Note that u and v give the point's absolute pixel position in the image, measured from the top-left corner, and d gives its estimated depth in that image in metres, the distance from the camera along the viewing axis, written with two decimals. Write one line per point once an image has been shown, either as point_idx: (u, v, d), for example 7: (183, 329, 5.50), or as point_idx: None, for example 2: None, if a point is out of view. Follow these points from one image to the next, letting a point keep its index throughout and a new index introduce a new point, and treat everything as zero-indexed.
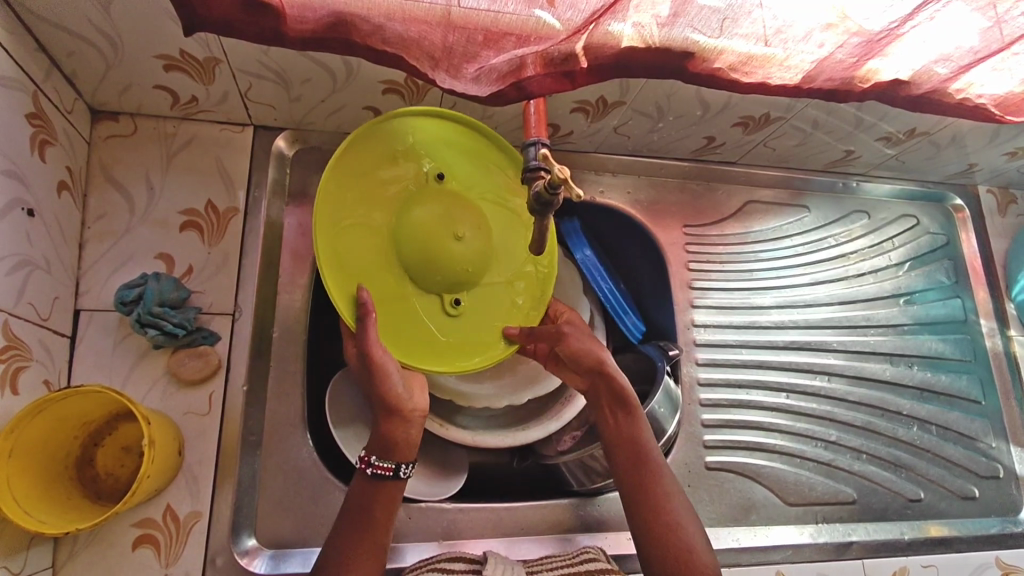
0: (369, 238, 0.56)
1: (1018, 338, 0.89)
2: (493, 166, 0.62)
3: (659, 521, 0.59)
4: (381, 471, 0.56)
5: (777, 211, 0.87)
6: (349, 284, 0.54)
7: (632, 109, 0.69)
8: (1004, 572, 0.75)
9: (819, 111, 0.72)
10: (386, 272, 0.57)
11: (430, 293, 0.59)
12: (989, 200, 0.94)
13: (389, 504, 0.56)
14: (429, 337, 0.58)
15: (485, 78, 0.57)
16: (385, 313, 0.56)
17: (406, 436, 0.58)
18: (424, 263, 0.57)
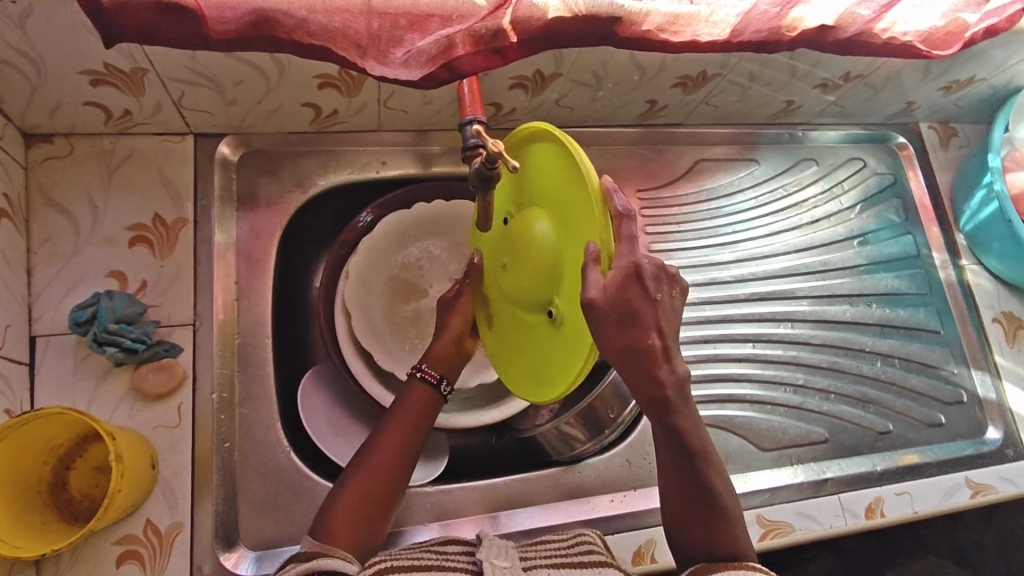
0: (498, 304, 0.61)
1: (970, 267, 0.91)
2: (538, 156, 0.52)
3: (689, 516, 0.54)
4: (427, 377, 0.62)
5: (727, 167, 0.88)
6: (497, 348, 0.61)
7: (570, 80, 0.70)
8: (974, 491, 0.79)
9: (753, 64, 0.73)
10: (513, 329, 0.58)
11: (542, 316, 0.54)
12: (932, 136, 0.96)
13: (428, 409, 0.61)
14: (550, 362, 0.52)
15: (415, 61, 0.57)
16: (523, 362, 0.57)
17: (454, 361, 0.64)
18: (519, 301, 0.55)
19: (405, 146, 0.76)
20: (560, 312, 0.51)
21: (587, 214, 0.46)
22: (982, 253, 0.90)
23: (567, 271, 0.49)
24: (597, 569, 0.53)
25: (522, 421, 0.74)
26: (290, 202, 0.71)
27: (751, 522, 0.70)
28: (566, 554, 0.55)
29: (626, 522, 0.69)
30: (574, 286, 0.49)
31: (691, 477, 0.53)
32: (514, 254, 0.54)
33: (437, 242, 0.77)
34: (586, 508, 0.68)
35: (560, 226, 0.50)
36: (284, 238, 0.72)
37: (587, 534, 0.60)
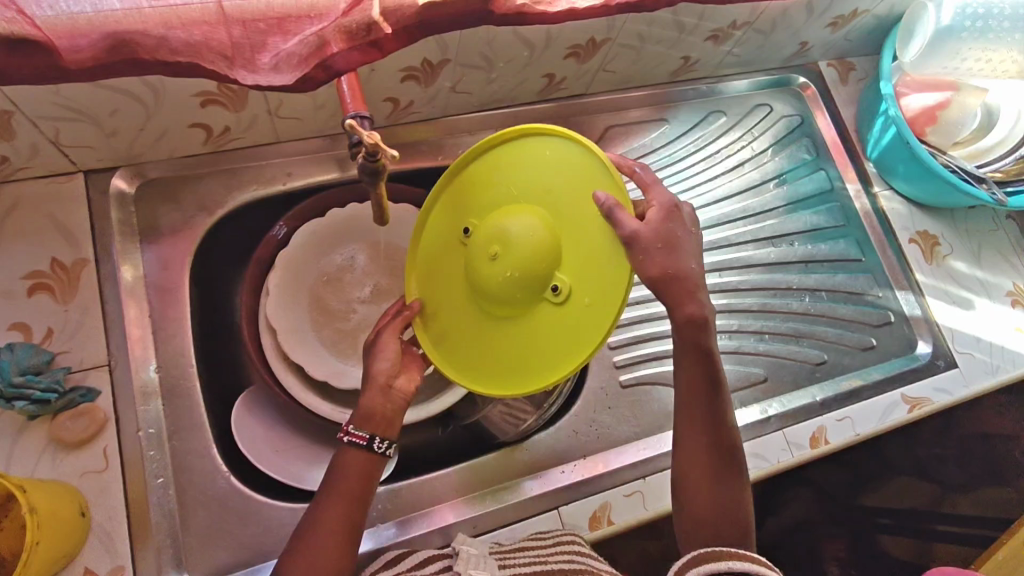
0: (461, 313, 0.61)
1: (883, 194, 0.93)
2: (506, 164, 0.59)
3: (698, 485, 0.60)
4: (356, 439, 0.58)
5: (637, 130, 0.90)
6: (464, 354, 0.60)
7: (460, 65, 0.70)
8: (911, 407, 0.82)
9: (639, 25, 0.74)
10: (499, 336, 0.59)
11: (537, 303, 0.57)
12: (832, 72, 0.98)
13: (365, 476, 0.58)
14: (573, 338, 0.55)
15: (286, 64, 0.55)
16: (512, 358, 0.58)
17: (386, 412, 0.60)
18: (502, 298, 0.57)
19: (308, 154, 0.75)
20: (565, 286, 0.56)
21: (599, 188, 0.55)
22: (892, 178, 0.92)
23: (569, 246, 0.56)
24: None
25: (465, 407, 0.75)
26: (197, 226, 0.69)
27: None
28: (548, 559, 0.58)
29: (579, 490, 0.69)
30: (580, 258, 0.56)
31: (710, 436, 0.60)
32: (494, 251, 0.56)
33: (358, 247, 0.77)
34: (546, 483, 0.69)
35: (552, 211, 0.57)
36: (196, 264, 0.70)
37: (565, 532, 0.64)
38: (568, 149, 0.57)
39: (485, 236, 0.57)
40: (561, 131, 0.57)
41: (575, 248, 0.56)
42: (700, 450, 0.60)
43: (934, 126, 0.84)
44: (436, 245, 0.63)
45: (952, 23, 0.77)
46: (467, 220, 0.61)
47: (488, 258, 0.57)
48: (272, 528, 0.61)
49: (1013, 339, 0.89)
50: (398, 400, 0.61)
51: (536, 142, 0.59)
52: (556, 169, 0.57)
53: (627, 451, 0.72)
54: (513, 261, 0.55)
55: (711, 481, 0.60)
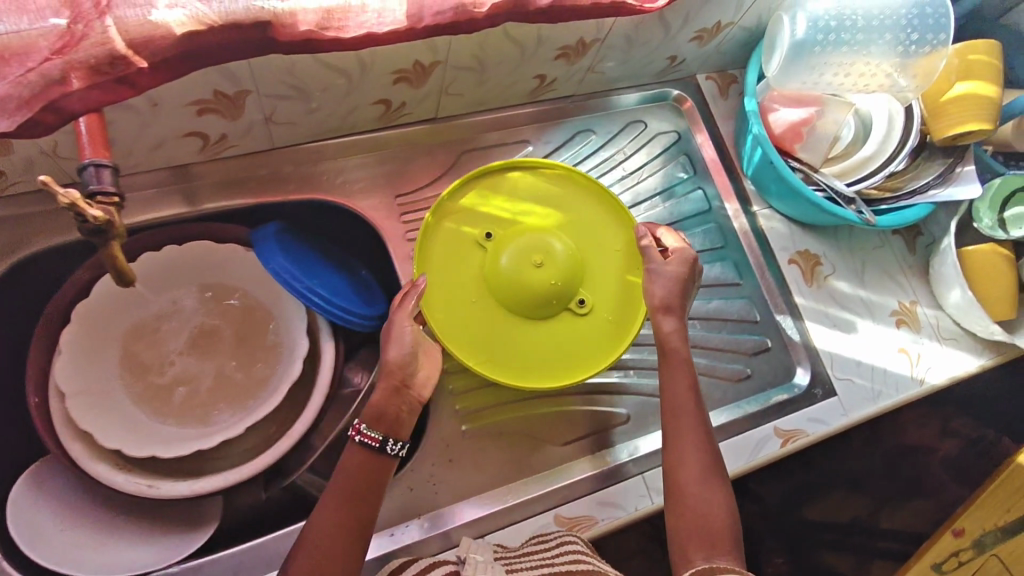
0: (477, 311, 0.73)
1: (762, 213, 0.89)
2: (532, 191, 0.77)
3: (690, 497, 0.63)
4: (368, 441, 0.59)
5: (496, 154, 0.84)
6: (482, 346, 0.72)
7: (266, 96, 0.64)
8: (783, 440, 0.78)
9: (469, 45, 0.69)
10: (519, 334, 0.73)
11: (561, 311, 0.74)
12: (710, 86, 0.94)
13: (375, 480, 0.59)
14: (593, 340, 0.74)
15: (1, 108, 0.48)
16: (532, 353, 0.72)
17: (398, 413, 0.62)
18: (532, 301, 0.72)
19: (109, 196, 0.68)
20: (589, 300, 0.75)
21: (626, 228, 0.77)
22: (769, 197, 0.88)
23: (589, 270, 0.76)
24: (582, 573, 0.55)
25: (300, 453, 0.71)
26: None
27: (550, 524, 0.71)
28: (554, 561, 0.59)
29: None
30: (598, 281, 0.76)
31: (700, 447, 0.66)
32: (533, 259, 0.72)
33: (185, 291, 0.73)
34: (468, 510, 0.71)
35: (574, 240, 0.76)
36: None
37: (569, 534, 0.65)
38: (583, 194, 0.77)
39: (521, 245, 0.73)
40: (586, 178, 0.77)
41: (596, 273, 0.76)
42: (689, 458, 0.65)
43: (802, 142, 0.81)
44: (449, 249, 0.74)
45: (804, 39, 0.74)
46: (487, 229, 0.75)
47: (531, 265, 0.72)
48: None
49: (897, 361, 0.85)
50: (410, 404, 0.63)
51: (558, 180, 0.77)
52: (578, 207, 0.77)
53: (470, 505, 0.71)
54: (552, 270, 0.72)
55: (700, 493, 0.63)
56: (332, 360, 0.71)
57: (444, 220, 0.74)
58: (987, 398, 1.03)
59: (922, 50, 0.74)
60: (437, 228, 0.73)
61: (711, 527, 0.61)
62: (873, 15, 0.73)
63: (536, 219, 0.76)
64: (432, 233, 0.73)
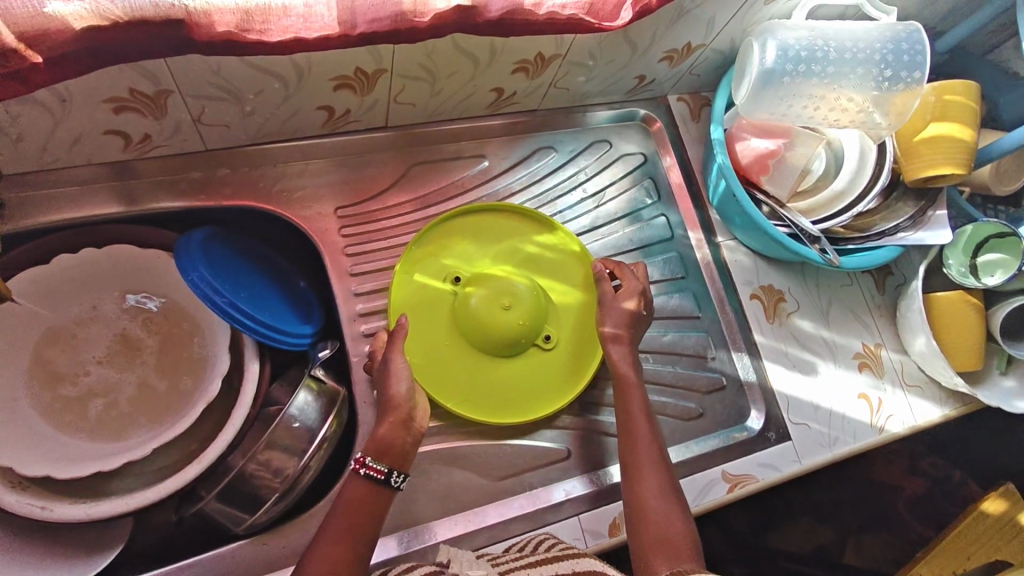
0: (449, 352, 0.73)
1: (726, 244, 0.85)
2: (494, 232, 0.78)
3: (650, 508, 0.60)
4: (374, 473, 0.58)
5: (449, 167, 0.80)
6: (455, 386, 0.71)
7: (192, 96, 0.60)
8: (731, 485, 0.75)
9: (416, 54, 0.65)
10: (492, 373, 0.73)
11: (528, 348, 0.75)
12: (681, 108, 0.90)
13: (376, 509, 0.58)
14: (559, 374, 0.74)
15: None
16: (506, 392, 0.72)
17: (403, 445, 0.61)
18: (503, 340, 0.72)
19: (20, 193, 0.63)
20: (553, 336, 0.76)
21: (583, 263, 0.79)
22: (733, 227, 0.84)
23: (550, 306, 0.77)
24: (573, 559, 0.54)
25: (213, 476, 0.64)
26: None
27: None
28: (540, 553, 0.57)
29: None
30: (559, 316, 0.77)
31: (653, 465, 0.63)
32: (500, 299, 0.72)
33: (105, 295, 0.68)
34: (436, 529, 0.67)
35: (535, 278, 0.77)
36: None
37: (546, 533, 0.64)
38: (536, 229, 0.79)
39: (488, 287, 0.73)
40: (537, 215, 0.79)
41: (556, 308, 0.77)
42: (644, 475, 0.63)
43: (768, 175, 0.77)
44: (419, 291, 0.74)
45: (774, 67, 0.70)
46: (454, 271, 0.75)
47: (500, 307, 0.72)
48: None
49: (856, 408, 0.82)
50: (415, 435, 0.62)
51: (514, 218, 0.79)
52: (535, 243, 0.79)
53: (395, 540, 0.65)
54: (519, 309, 0.73)
55: (661, 503, 0.61)
56: (255, 382, 0.67)
57: (413, 264, 0.74)
58: (957, 439, 0.99)
59: (897, 87, 0.72)
60: (406, 272, 0.74)
61: (671, 541, 0.58)
62: (845, 47, 0.71)
63: (499, 260, 0.77)
64: (402, 277, 0.73)
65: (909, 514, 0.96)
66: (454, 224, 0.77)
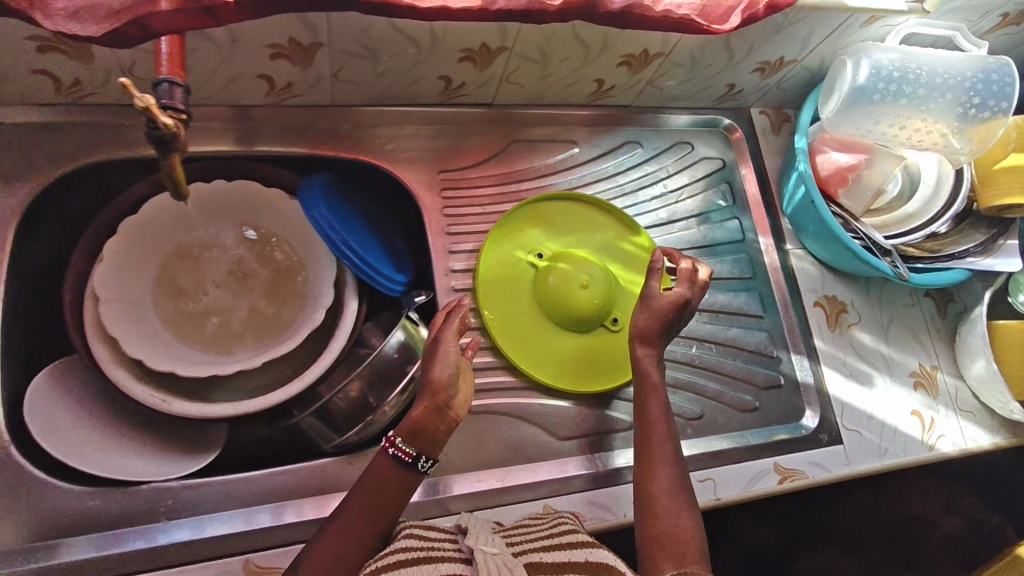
0: (528, 321, 0.77)
1: (794, 252, 0.89)
2: (575, 217, 0.83)
3: (663, 504, 0.62)
4: (401, 455, 0.57)
5: (543, 149, 0.86)
6: (531, 353, 0.75)
7: (337, 51, 0.67)
8: (782, 477, 0.77)
9: (537, 37, 0.71)
10: (565, 346, 0.77)
11: (596, 328, 0.78)
12: (763, 121, 0.95)
13: (404, 471, 0.59)
14: (624, 355, 0.77)
15: (93, 14, 0.52)
16: (574, 365, 0.76)
17: (435, 432, 0.59)
18: (579, 315, 0.76)
19: None
20: (620, 320, 0.79)
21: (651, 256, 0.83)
22: (804, 237, 0.88)
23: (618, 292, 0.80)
24: (581, 548, 0.51)
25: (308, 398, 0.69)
26: (40, 179, 0.66)
27: (536, 513, 0.69)
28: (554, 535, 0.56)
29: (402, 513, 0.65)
30: (625, 303, 0.80)
31: (667, 465, 0.64)
32: (579, 279, 0.77)
33: (226, 226, 0.75)
34: (500, 476, 0.69)
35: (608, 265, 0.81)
36: (36, 221, 0.66)
37: (568, 513, 0.63)
38: (610, 218, 0.83)
39: (568, 266, 0.77)
40: (612, 207, 0.83)
41: (623, 295, 0.81)
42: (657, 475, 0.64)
43: (846, 188, 0.81)
44: (504, 263, 0.78)
45: (866, 84, 0.74)
46: (537, 248, 0.80)
47: (578, 286, 0.76)
48: (42, 509, 0.57)
49: (909, 424, 0.84)
50: (450, 423, 0.60)
51: (591, 207, 0.83)
52: (608, 232, 0.83)
53: (464, 481, 0.68)
54: (595, 289, 0.77)
55: (671, 503, 0.62)
56: (352, 319, 0.73)
57: (500, 239, 0.79)
58: (1004, 477, 0.99)
59: (982, 116, 0.75)
60: (494, 245, 0.78)
61: (680, 541, 0.59)
62: (936, 73, 0.75)
63: (576, 244, 0.81)
64: (490, 249, 0.78)
65: (946, 551, 0.96)
66: (539, 206, 0.82)
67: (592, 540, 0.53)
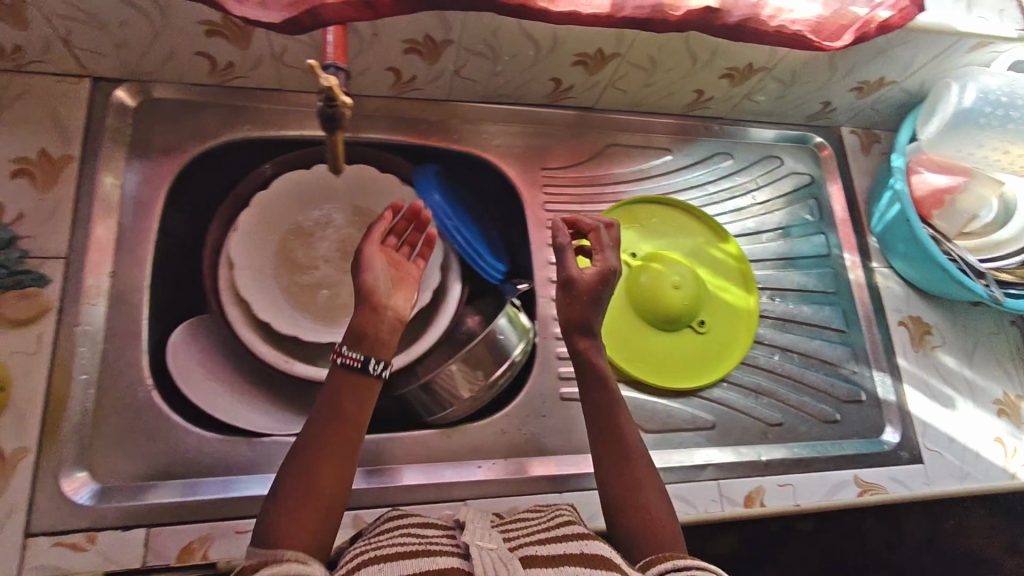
0: (618, 316, 0.80)
1: (880, 270, 0.90)
2: (668, 221, 0.86)
3: (639, 496, 0.55)
4: (350, 362, 0.53)
5: (638, 154, 0.89)
6: (621, 347, 0.78)
7: (464, 49, 0.72)
8: (862, 490, 0.78)
9: (649, 45, 0.75)
10: (652, 343, 0.80)
11: (682, 328, 0.81)
12: (853, 140, 0.96)
13: (363, 397, 0.53)
14: (707, 356, 0.81)
15: (276, 3, 0.59)
16: (660, 361, 0.79)
17: (378, 332, 0.55)
18: (668, 315, 0.80)
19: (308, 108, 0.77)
20: (706, 323, 0.82)
21: (739, 263, 0.86)
22: (891, 256, 0.89)
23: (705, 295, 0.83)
24: (573, 542, 0.46)
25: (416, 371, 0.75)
26: (187, 150, 0.72)
27: None
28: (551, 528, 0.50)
29: (494, 489, 0.67)
30: (711, 306, 0.83)
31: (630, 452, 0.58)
32: (670, 280, 0.80)
33: (338, 208, 0.79)
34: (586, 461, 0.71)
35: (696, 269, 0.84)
36: (180, 188, 0.73)
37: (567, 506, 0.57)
38: (700, 225, 0.87)
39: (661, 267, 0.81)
40: (705, 215, 0.87)
41: (710, 298, 0.83)
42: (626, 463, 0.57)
43: (941, 210, 0.81)
44: None
45: (971, 107, 0.78)
46: (631, 248, 0.83)
47: (669, 287, 0.80)
48: (176, 448, 0.63)
49: (991, 450, 0.83)
50: (394, 324, 0.57)
51: (682, 213, 0.87)
52: (699, 238, 0.86)
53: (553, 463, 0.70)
54: (685, 291, 0.80)
55: (645, 495, 0.56)
56: (456, 302, 0.77)
57: None
58: None
59: None
60: None
61: (660, 536, 0.53)
62: None
63: (667, 246, 0.85)
64: None
65: None
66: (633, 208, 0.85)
67: (585, 533, 0.47)
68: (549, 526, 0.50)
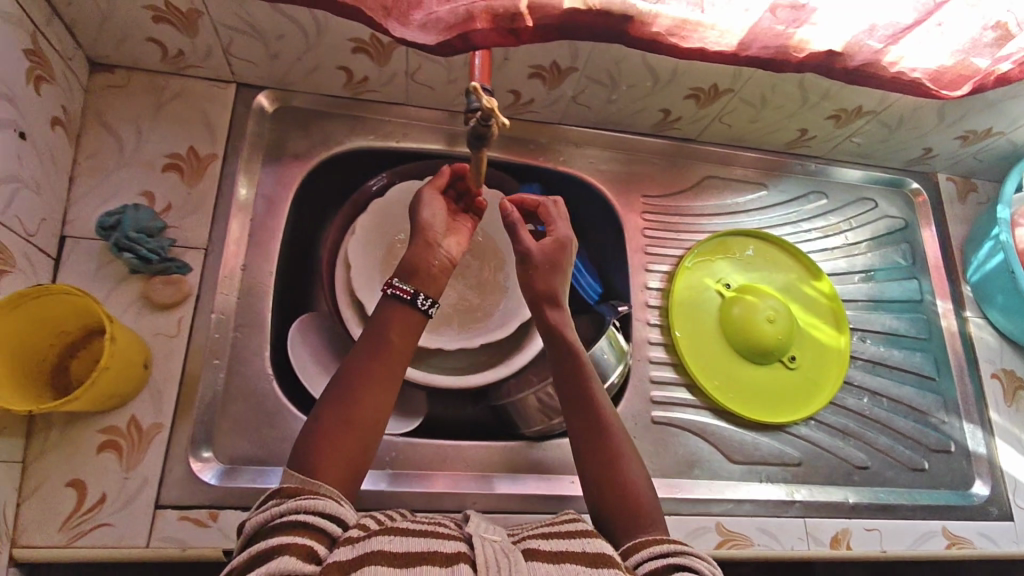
0: (710, 346, 0.81)
1: (974, 320, 0.89)
2: (761, 255, 0.87)
3: (623, 474, 0.55)
4: (400, 293, 0.56)
5: (735, 187, 0.90)
6: (713, 376, 0.79)
7: (585, 77, 0.75)
8: (950, 542, 0.76)
9: (764, 84, 0.76)
10: (744, 375, 0.80)
11: (773, 363, 0.81)
12: (950, 187, 0.97)
13: (402, 333, 0.55)
14: (797, 392, 0.80)
15: (432, 27, 0.63)
16: (751, 394, 0.79)
17: (430, 270, 0.58)
18: (761, 348, 0.80)
19: (428, 124, 0.81)
20: (796, 359, 0.82)
21: (831, 302, 0.86)
22: (987, 306, 0.89)
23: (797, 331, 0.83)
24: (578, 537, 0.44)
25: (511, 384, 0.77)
26: (315, 156, 0.76)
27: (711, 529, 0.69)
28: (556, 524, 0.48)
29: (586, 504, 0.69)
30: (801, 343, 0.83)
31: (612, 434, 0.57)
32: (764, 313, 0.80)
33: None
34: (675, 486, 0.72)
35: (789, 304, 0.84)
36: (305, 190, 0.77)
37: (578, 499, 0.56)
38: (794, 261, 0.87)
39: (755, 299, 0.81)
40: (800, 253, 0.87)
41: (801, 335, 0.84)
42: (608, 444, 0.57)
43: None
44: (693, 288, 0.83)
45: None
46: (724, 279, 0.84)
47: (763, 319, 0.80)
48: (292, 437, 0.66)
49: None
50: (445, 265, 0.59)
51: (776, 248, 0.88)
52: (792, 274, 0.87)
53: None
54: (778, 325, 0.80)
55: (629, 475, 0.55)
56: None
57: (691, 265, 0.84)
58: None
59: None
60: (686, 271, 0.83)
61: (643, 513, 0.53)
62: None
63: (760, 280, 0.85)
64: (682, 274, 0.83)
65: None
66: (728, 240, 0.86)
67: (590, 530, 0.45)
68: (553, 522, 0.48)
